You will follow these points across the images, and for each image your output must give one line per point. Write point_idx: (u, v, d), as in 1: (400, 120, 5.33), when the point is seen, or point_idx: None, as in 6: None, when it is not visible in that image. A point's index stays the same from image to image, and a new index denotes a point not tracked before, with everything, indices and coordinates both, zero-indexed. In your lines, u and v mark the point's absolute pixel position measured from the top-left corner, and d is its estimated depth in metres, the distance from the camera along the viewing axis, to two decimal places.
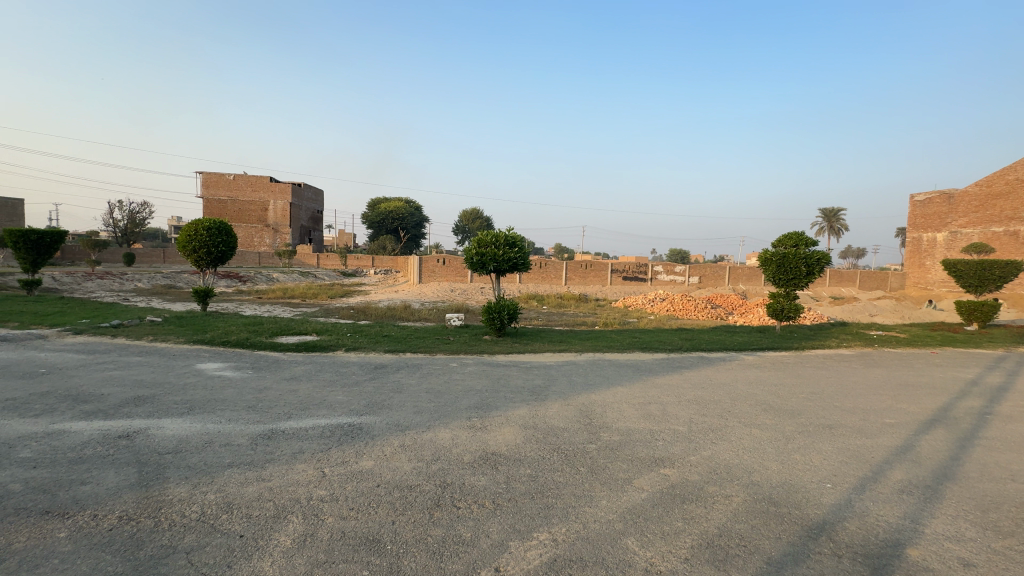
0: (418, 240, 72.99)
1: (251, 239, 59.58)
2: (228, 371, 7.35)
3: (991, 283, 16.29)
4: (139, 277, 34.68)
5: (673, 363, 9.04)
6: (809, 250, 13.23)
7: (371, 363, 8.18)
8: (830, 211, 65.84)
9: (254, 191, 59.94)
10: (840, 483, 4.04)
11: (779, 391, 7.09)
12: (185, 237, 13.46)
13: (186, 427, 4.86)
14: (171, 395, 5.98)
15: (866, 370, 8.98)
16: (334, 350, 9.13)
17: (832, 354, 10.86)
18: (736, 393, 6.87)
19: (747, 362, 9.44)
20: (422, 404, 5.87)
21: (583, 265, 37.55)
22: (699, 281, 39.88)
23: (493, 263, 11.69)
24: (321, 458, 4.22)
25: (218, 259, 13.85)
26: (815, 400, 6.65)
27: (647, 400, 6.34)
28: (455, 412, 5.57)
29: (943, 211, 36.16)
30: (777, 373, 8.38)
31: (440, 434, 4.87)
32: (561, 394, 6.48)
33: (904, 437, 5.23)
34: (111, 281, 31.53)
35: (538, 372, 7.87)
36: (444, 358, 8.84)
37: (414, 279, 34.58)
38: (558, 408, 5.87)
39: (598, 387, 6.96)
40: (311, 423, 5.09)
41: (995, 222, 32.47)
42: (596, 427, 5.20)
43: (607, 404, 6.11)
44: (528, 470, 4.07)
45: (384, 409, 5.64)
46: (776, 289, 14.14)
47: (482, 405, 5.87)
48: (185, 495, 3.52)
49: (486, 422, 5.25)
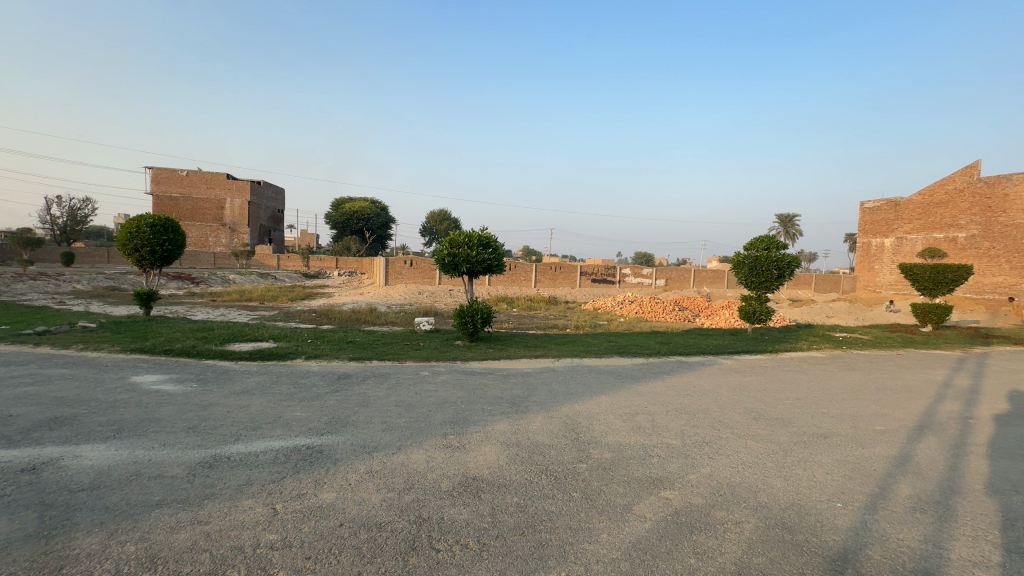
0: (384, 242, 71.45)
1: (205, 239, 56.55)
2: (168, 384, 6.51)
3: (943, 286, 17.00)
4: (78, 278, 32.11)
5: (653, 368, 8.77)
6: (780, 253, 13.35)
7: (334, 373, 7.49)
8: (785, 218, 68.78)
9: (209, 188, 57.01)
10: (850, 502, 3.76)
11: (764, 397, 6.88)
12: (125, 234, 12.26)
13: (110, 456, 4.11)
14: (96, 415, 5.16)
15: (841, 373, 8.98)
16: (293, 359, 8.36)
17: (805, 356, 10.89)
18: (722, 401, 6.60)
19: (726, 366, 9.26)
20: (391, 420, 5.29)
21: (552, 266, 37.40)
22: (665, 284, 40.54)
23: (465, 265, 11.16)
24: (272, 491, 3.59)
25: (163, 258, 12.70)
26: (802, 406, 6.46)
27: (634, 410, 5.97)
28: (429, 428, 5.03)
29: (890, 218, 37.97)
30: (758, 378, 8.20)
31: (413, 456, 4.31)
32: (542, 406, 6.02)
33: (899, 447, 5.05)
34: (46, 283, 28.97)
35: (516, 380, 7.40)
36: (414, 366, 8.24)
37: (380, 281, 33.48)
38: (542, 421, 5.42)
39: (581, 397, 6.54)
40: (262, 446, 4.43)
41: (935, 229, 34.50)
42: (585, 443, 4.77)
43: (592, 416, 5.69)
44: (515, 499, 3.59)
45: (348, 427, 5.02)
46: (748, 292, 14.20)
47: (458, 420, 5.34)
48: (96, 548, 2.84)
49: (464, 441, 4.72)
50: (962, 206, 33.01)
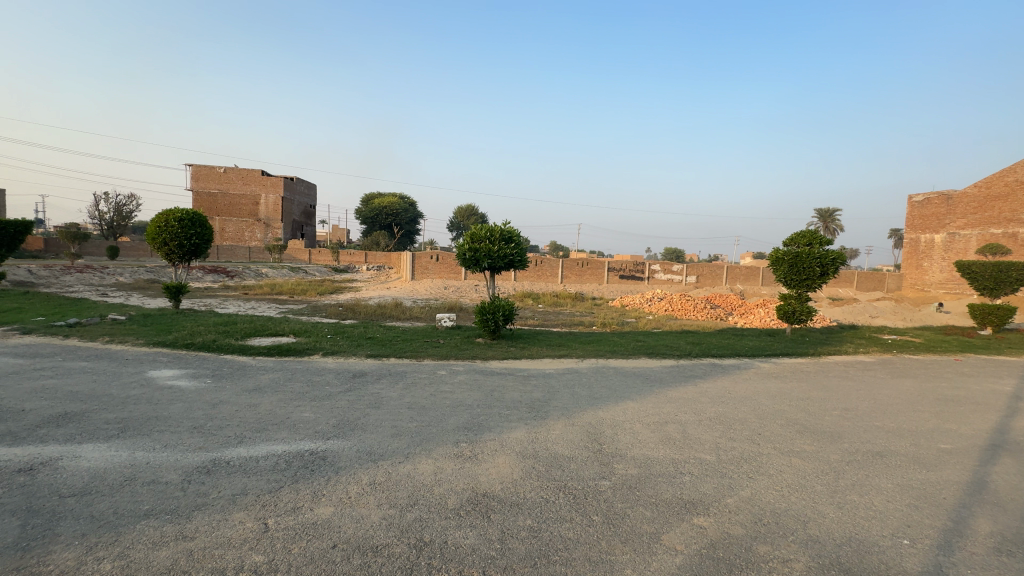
0: (412, 237, 72.13)
1: (242, 234, 58.27)
2: (183, 380, 6.42)
3: (1006, 286, 15.66)
4: (122, 271, 33.48)
5: (684, 371, 8.23)
6: (824, 249, 12.47)
7: (350, 371, 7.29)
8: (826, 212, 65.66)
9: (245, 184, 58.60)
10: (919, 539, 3.23)
11: (809, 408, 6.27)
12: (155, 229, 12.45)
13: (109, 457, 3.95)
14: (105, 412, 5.06)
15: (894, 381, 8.21)
16: (310, 355, 8.21)
17: (852, 360, 10.10)
18: (761, 410, 6.05)
19: (764, 371, 8.61)
20: (402, 424, 5.00)
21: (579, 262, 36.76)
22: (696, 281, 39.34)
23: (487, 260, 10.81)
24: (266, 504, 3.33)
25: (191, 252, 12.85)
26: (852, 419, 5.85)
27: (664, 419, 5.51)
28: (441, 435, 4.71)
29: (942, 212, 35.58)
30: (800, 385, 7.55)
31: (420, 467, 3.99)
32: (563, 412, 5.62)
33: (971, 470, 4.42)
34: (91, 275, 30.25)
35: (538, 382, 7.02)
36: (431, 364, 7.95)
37: (407, 275, 33.62)
38: (562, 429, 5.02)
39: (605, 402, 6.10)
40: (263, 451, 4.20)
41: (993, 224, 32.13)
42: (608, 456, 4.35)
43: (617, 424, 5.25)
44: (528, 521, 3.22)
45: (356, 431, 4.75)
46: (787, 291, 13.35)
47: (472, 426, 5.00)
48: (70, 565, 2.62)
49: (477, 450, 4.38)
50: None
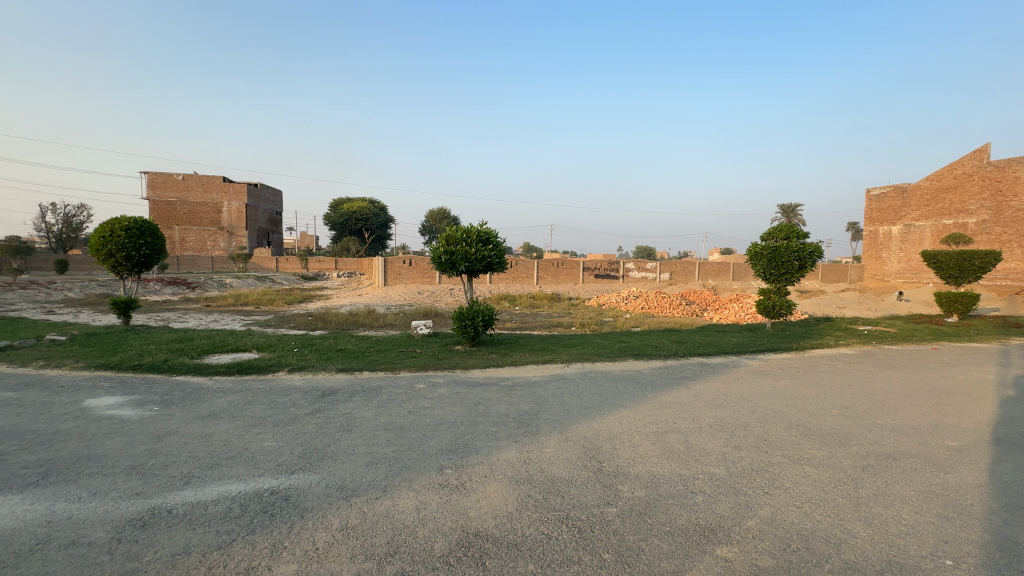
0: (383, 241, 70.70)
1: (204, 243, 55.81)
2: (125, 409, 5.67)
3: (970, 274, 16.11)
4: (70, 286, 31.36)
5: (674, 373, 7.92)
6: (801, 242, 12.48)
7: (318, 389, 6.65)
8: (789, 208, 67.80)
9: (206, 191, 56.20)
10: (962, 558, 2.90)
11: (808, 407, 6.01)
12: (98, 240, 11.41)
13: (20, 514, 3.27)
14: (24, 453, 4.32)
15: (882, 373, 8.10)
16: (274, 373, 7.52)
17: (836, 354, 10.02)
18: (760, 412, 5.75)
19: (753, 368, 8.39)
20: (378, 450, 4.45)
21: (554, 263, 36.55)
22: (670, 278, 39.71)
23: (464, 263, 10.29)
24: (214, 565, 2.75)
25: (141, 264, 11.85)
26: (853, 418, 5.61)
27: (663, 428, 5.13)
28: (422, 461, 4.19)
29: (898, 205, 36.90)
30: (792, 382, 7.34)
31: (399, 503, 3.46)
32: (555, 425, 5.17)
33: (988, 470, 4.19)
34: (36, 291, 28.17)
35: (523, 393, 6.56)
36: (408, 377, 7.38)
37: (380, 282, 32.64)
38: (557, 446, 4.57)
39: (598, 412, 5.69)
40: (215, 493, 3.60)
41: (945, 215, 33.49)
42: (610, 477, 3.92)
43: (615, 437, 4.84)
44: (530, 567, 2.75)
45: (325, 461, 4.17)
46: (766, 285, 13.30)
47: (458, 448, 4.50)
48: None
49: (464, 477, 3.88)
50: (972, 190, 31.98)
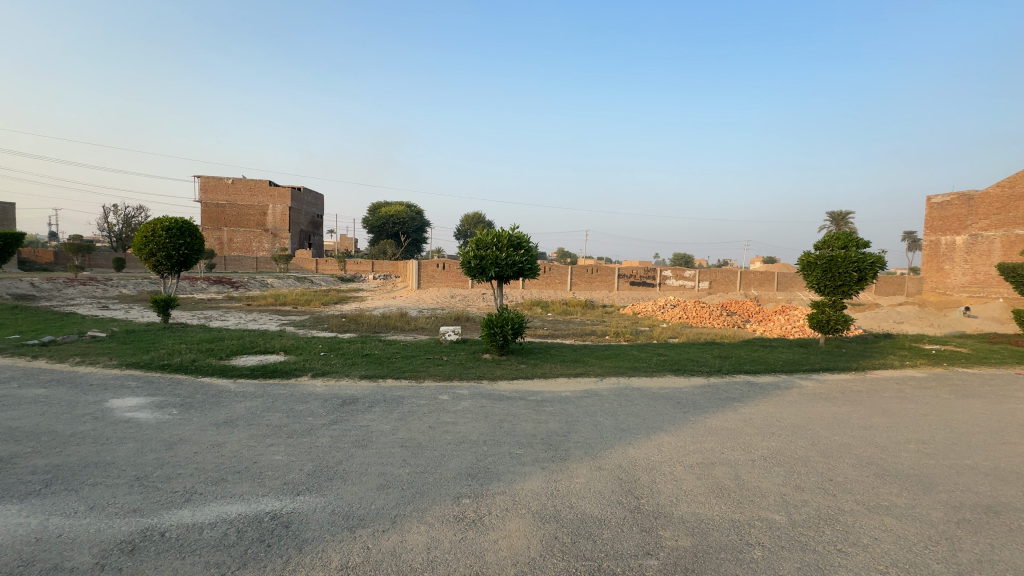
0: (419, 245, 71.63)
1: (249, 244, 58.03)
2: (144, 412, 5.55)
3: None
4: (125, 283, 33.07)
5: (719, 392, 7.25)
6: (861, 252, 11.45)
7: (338, 397, 6.39)
8: (839, 216, 64.27)
9: (252, 194, 58.50)
10: None
11: (877, 441, 5.26)
12: (141, 239, 11.73)
13: (10, 528, 3.07)
14: (33, 457, 4.18)
15: (961, 401, 7.15)
16: (297, 378, 7.33)
17: (901, 376, 9.04)
18: (822, 445, 5.05)
19: (809, 391, 7.58)
20: (392, 470, 4.09)
21: (589, 269, 35.80)
22: (709, 287, 38.24)
23: (494, 268, 9.92)
24: None
25: (180, 264, 12.10)
26: (934, 457, 4.84)
27: (710, 459, 4.55)
28: (438, 487, 3.79)
29: (962, 213, 34.20)
30: (855, 409, 6.54)
31: (408, 538, 3.07)
32: (586, 451, 4.67)
33: None
34: (94, 287, 29.79)
35: (553, 410, 6.07)
36: (432, 388, 7.03)
37: (413, 285, 32.84)
38: (588, 476, 4.08)
39: (635, 436, 5.15)
40: (214, 514, 3.31)
41: (1017, 225, 30.75)
42: (650, 518, 3.40)
43: (654, 467, 4.30)
44: None
45: (334, 481, 3.85)
46: (820, 298, 12.28)
47: (479, 473, 4.07)
48: None
49: (482, 510, 3.45)
50: None
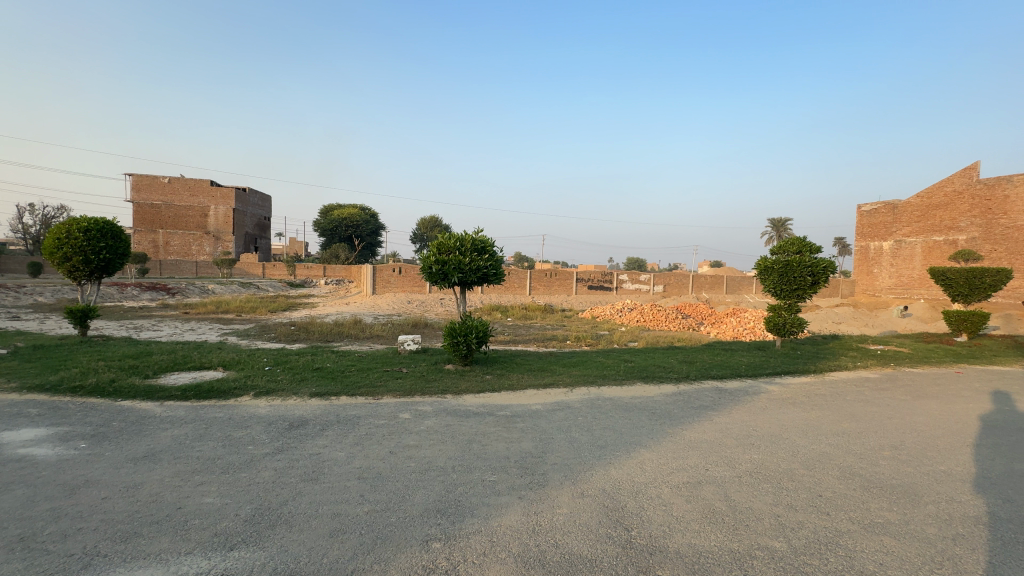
0: (373, 249, 69.58)
1: (188, 247, 54.23)
2: (44, 447, 4.66)
3: (980, 292, 15.61)
4: (41, 290, 29.85)
5: (692, 401, 7.07)
6: (814, 257, 11.80)
7: (284, 420, 5.66)
8: (778, 223, 68.17)
9: (192, 195, 54.80)
10: None
11: (853, 448, 5.19)
12: (53, 241, 10.36)
13: None
14: None
15: (918, 403, 7.33)
16: (237, 398, 6.53)
17: (857, 378, 9.27)
18: (803, 456, 4.90)
19: (776, 396, 7.55)
20: (348, 511, 3.52)
21: (548, 273, 35.79)
22: (663, 290, 39.21)
23: (457, 273, 9.41)
24: None
25: (100, 269, 10.78)
26: (910, 464, 4.79)
27: (696, 478, 4.27)
28: (402, 529, 3.27)
29: (888, 221, 36.83)
30: (824, 414, 6.53)
31: None
32: (566, 474, 4.28)
33: None
34: (4, 295, 26.69)
35: (524, 426, 5.65)
36: (391, 405, 6.42)
37: (368, 290, 31.59)
38: (571, 505, 3.69)
39: (614, 453, 4.83)
40: None
41: (935, 232, 33.38)
42: (646, 555, 3.05)
43: (639, 491, 3.97)
44: None
45: (278, 529, 3.25)
46: (776, 302, 12.57)
47: (451, 508, 3.58)
48: None
49: (456, 557, 2.97)
50: (962, 208, 31.91)
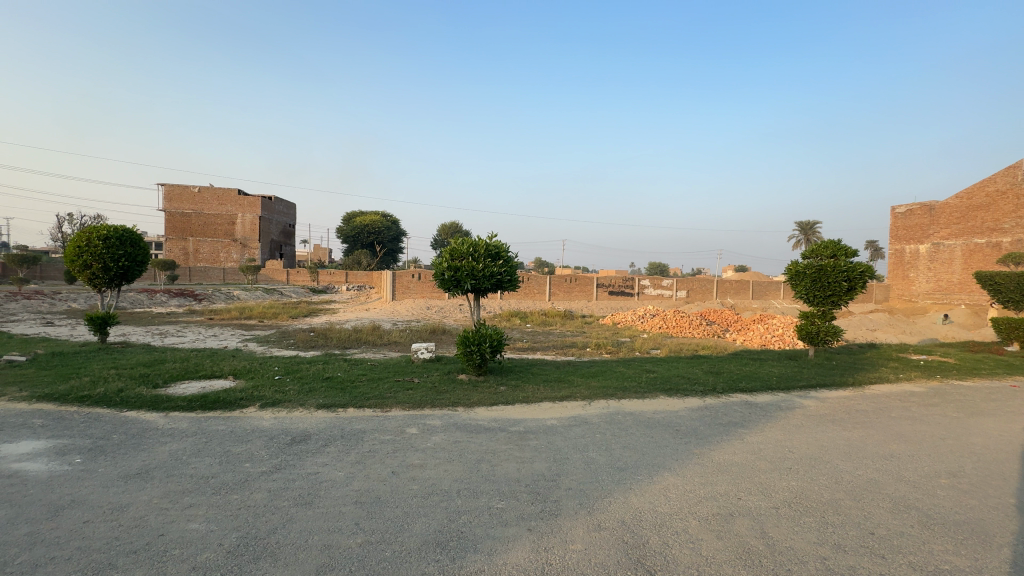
0: (394, 255, 70.17)
1: (216, 254, 55.57)
2: (38, 461, 4.50)
3: None
4: (76, 296, 30.83)
5: (720, 417, 6.57)
6: (850, 262, 11.09)
7: (286, 435, 5.42)
8: (806, 225, 66.12)
9: (220, 203, 56.23)
10: None
11: (904, 475, 4.64)
12: (74, 249, 10.48)
13: None
14: None
15: (972, 420, 6.65)
16: (242, 410, 6.34)
17: (901, 391, 8.57)
18: (848, 483, 4.39)
19: (812, 412, 6.97)
20: (338, 543, 3.19)
21: (568, 279, 35.28)
22: (687, 296, 38.21)
23: (470, 280, 9.12)
24: None
25: (119, 276, 10.87)
26: (972, 495, 4.22)
27: (728, 509, 3.82)
28: (396, 567, 2.94)
29: (925, 223, 35.22)
30: (868, 434, 5.95)
31: None
32: (581, 502, 3.89)
33: None
34: (40, 302, 27.59)
35: (538, 445, 5.26)
36: (399, 419, 6.12)
37: (387, 296, 31.65)
38: (585, 540, 3.29)
39: (635, 477, 4.41)
40: None
41: (977, 234, 31.57)
42: None
43: (663, 524, 3.55)
44: None
45: (260, 563, 2.95)
46: (809, 309, 11.88)
47: (452, 542, 3.23)
48: None
49: None
50: (1005, 208, 30.06)
